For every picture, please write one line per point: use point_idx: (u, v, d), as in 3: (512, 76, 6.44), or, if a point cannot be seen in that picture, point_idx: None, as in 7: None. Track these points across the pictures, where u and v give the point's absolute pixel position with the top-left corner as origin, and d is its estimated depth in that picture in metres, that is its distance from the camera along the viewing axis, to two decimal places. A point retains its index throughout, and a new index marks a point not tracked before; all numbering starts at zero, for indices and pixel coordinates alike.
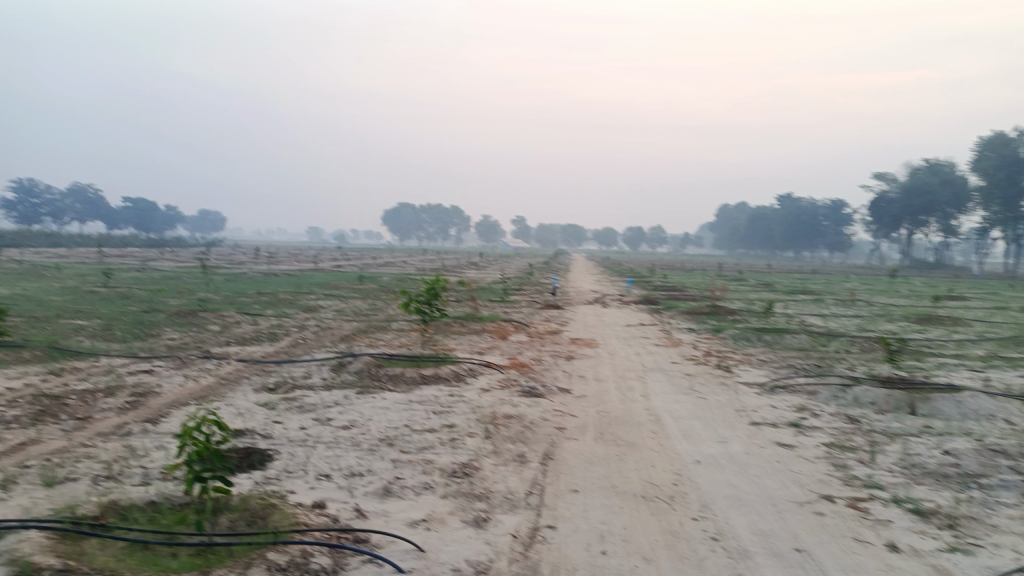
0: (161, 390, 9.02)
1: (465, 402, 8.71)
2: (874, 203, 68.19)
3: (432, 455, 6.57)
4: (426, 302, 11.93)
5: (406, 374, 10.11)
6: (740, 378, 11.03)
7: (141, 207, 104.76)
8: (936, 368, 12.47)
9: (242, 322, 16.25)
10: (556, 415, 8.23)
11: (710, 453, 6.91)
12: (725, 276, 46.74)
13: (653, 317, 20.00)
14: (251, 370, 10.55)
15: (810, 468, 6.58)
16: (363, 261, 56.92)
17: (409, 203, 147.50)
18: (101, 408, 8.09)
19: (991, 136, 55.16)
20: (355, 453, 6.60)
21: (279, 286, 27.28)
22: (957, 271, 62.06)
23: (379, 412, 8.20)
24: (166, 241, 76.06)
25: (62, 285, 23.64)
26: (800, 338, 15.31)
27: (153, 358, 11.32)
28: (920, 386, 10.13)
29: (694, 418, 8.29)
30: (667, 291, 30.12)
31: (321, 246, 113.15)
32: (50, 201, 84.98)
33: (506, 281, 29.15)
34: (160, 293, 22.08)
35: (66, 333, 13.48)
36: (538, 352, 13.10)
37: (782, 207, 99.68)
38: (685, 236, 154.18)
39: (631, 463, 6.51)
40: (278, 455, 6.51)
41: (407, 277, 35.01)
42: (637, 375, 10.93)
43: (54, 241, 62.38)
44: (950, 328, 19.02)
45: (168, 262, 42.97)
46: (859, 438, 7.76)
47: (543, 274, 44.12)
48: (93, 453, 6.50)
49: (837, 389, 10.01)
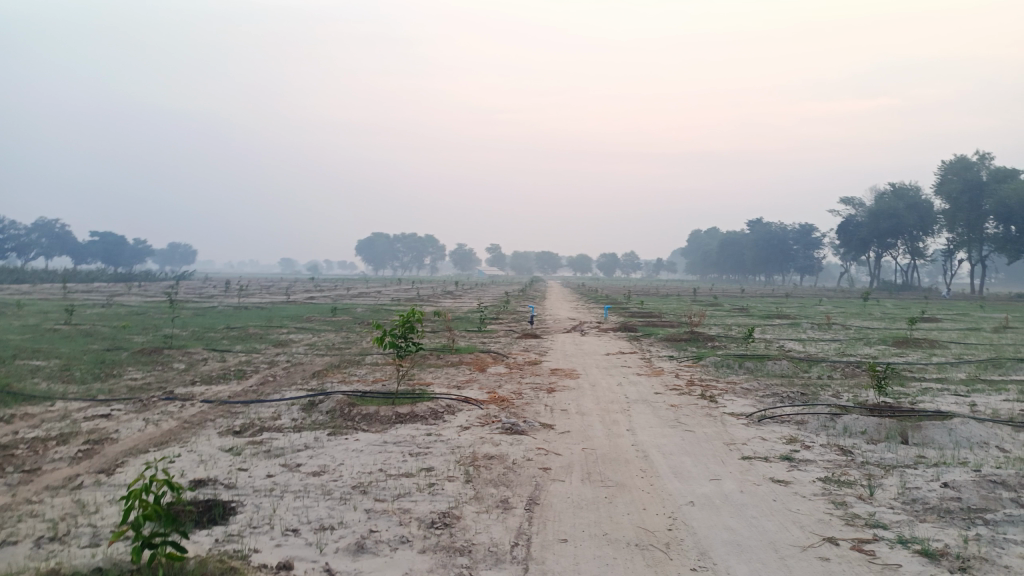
0: (119, 437, 8.46)
1: (443, 442, 8.28)
2: (841, 227, 69.04)
3: (409, 504, 6.14)
4: (401, 335, 11.46)
5: (381, 413, 9.64)
6: (725, 408, 10.72)
7: (109, 241, 103.11)
8: (921, 393, 12.28)
9: (209, 359, 15.65)
10: (539, 454, 7.83)
11: (704, 492, 6.56)
12: (699, 301, 47.09)
13: (632, 345, 19.74)
14: (217, 412, 10.03)
15: (809, 507, 6.24)
16: (336, 292, 56.44)
17: (383, 234, 147.08)
18: (52, 458, 7.52)
19: (953, 160, 56.36)
20: (325, 503, 6.14)
21: (249, 319, 26.67)
22: (926, 292, 62.97)
23: (352, 455, 7.74)
24: (134, 275, 74.77)
25: (21, 323, 22.84)
26: (782, 365, 15.09)
27: (112, 400, 10.73)
28: (909, 414, 9.89)
29: (684, 454, 7.93)
30: (644, 318, 29.89)
31: (293, 278, 111.85)
32: (15, 237, 83.16)
33: (482, 311, 28.86)
34: (124, 330, 21.35)
35: (21, 375, 12.80)
36: (517, 384, 12.71)
37: (753, 232, 100.81)
38: (659, 262, 155.64)
39: (621, 506, 6.12)
40: (242, 507, 6.04)
41: (382, 308, 34.59)
42: (622, 408, 10.55)
43: (18, 278, 60.82)
44: (928, 351, 18.98)
45: (135, 296, 42.03)
46: (854, 471, 7.46)
47: (519, 302, 43.86)
48: (38, 510, 5.96)
49: (826, 419, 9.75)
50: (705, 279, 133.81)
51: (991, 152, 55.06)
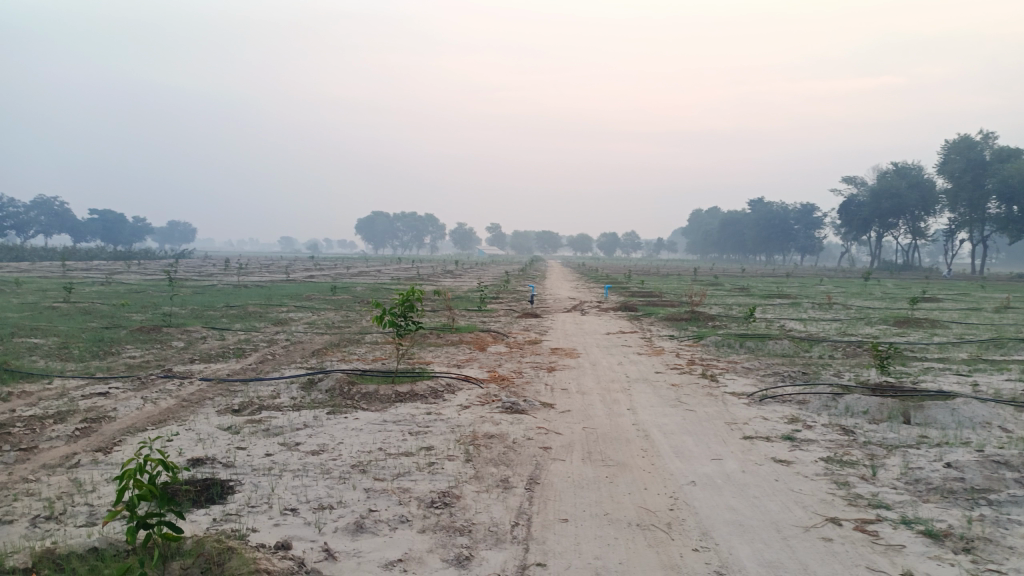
0: (117, 415, 8.41)
1: (443, 421, 8.23)
2: (843, 207, 68.79)
3: (408, 483, 6.09)
4: (401, 314, 11.37)
5: (380, 392, 9.58)
6: (727, 387, 10.67)
7: (108, 219, 102.87)
8: (923, 373, 12.22)
9: (209, 338, 15.60)
10: (539, 433, 7.77)
11: (705, 472, 6.51)
12: (700, 281, 46.94)
13: (633, 324, 19.66)
14: (216, 390, 9.99)
15: (811, 487, 6.19)
16: (336, 271, 56.32)
17: (383, 213, 146.74)
18: (49, 437, 7.47)
19: (957, 140, 55.94)
20: (324, 483, 6.09)
21: (249, 298, 26.61)
22: (927, 272, 62.91)
23: (351, 434, 7.68)
24: (133, 253, 74.51)
25: (20, 301, 22.79)
26: (784, 344, 15.03)
27: (110, 378, 10.67)
28: (911, 394, 9.85)
29: (685, 433, 7.88)
30: (644, 297, 29.78)
31: (293, 257, 111.65)
32: (15, 215, 82.92)
33: (482, 290, 28.78)
34: (123, 308, 21.28)
35: (19, 353, 12.75)
36: (518, 363, 12.64)
37: (754, 211, 100.49)
38: (659, 241, 155.90)
39: (622, 486, 6.07)
40: (241, 487, 5.99)
41: (382, 287, 34.53)
42: (622, 387, 10.50)
43: (18, 255, 60.79)
44: (929, 331, 18.92)
45: (135, 275, 41.92)
46: (856, 451, 7.41)
47: (519, 281, 43.78)
48: (34, 489, 5.91)
49: (828, 398, 9.70)
50: (705, 258, 133.69)
51: (994, 132, 54.69)
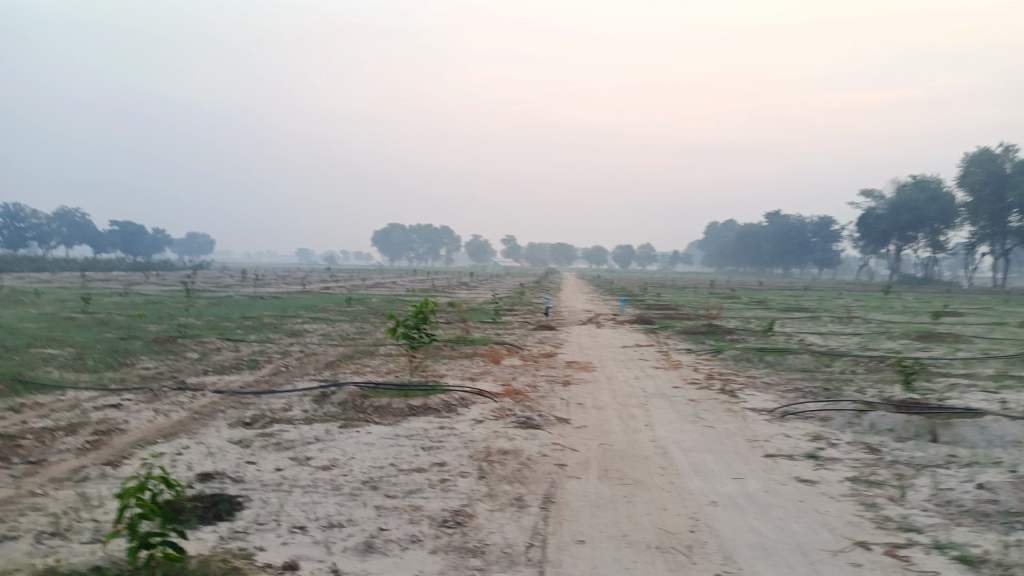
0: (128, 428, 8.33)
1: (456, 436, 8.07)
2: (862, 220, 68.06)
3: (420, 501, 5.93)
4: (415, 326, 11.24)
5: (393, 405, 9.45)
6: (747, 403, 10.43)
7: (128, 231, 103.96)
8: (949, 389, 11.90)
9: (223, 349, 15.56)
10: (555, 449, 7.59)
11: (726, 492, 6.30)
12: (716, 293, 46.56)
13: (649, 337, 19.43)
14: (228, 402, 9.89)
15: (837, 508, 5.97)
16: (351, 282, 56.48)
17: (399, 225, 147.27)
18: (59, 449, 7.38)
19: (977, 152, 55.19)
20: (334, 499, 5.94)
21: (264, 309, 26.64)
22: (948, 285, 61.90)
23: (362, 449, 7.54)
24: (152, 264, 75.05)
25: (38, 312, 22.93)
26: (804, 359, 14.73)
27: (122, 390, 10.61)
28: (938, 411, 9.56)
29: (704, 451, 7.67)
30: (661, 310, 29.49)
31: (310, 269, 112.19)
32: (36, 226, 83.99)
33: (496, 301, 28.66)
34: (139, 319, 21.33)
35: (33, 364, 12.73)
36: (533, 376, 12.46)
37: (771, 224, 99.78)
38: (676, 254, 155.46)
39: (640, 505, 5.88)
40: (249, 503, 5.86)
41: (397, 299, 34.52)
42: (639, 402, 10.29)
43: (38, 266, 61.51)
44: (953, 346, 18.50)
45: (152, 286, 42.23)
46: (883, 470, 7.16)
47: (534, 293, 43.70)
48: (40, 503, 5.81)
49: (852, 415, 9.44)
50: (722, 271, 132.71)
51: (1016, 144, 53.95)
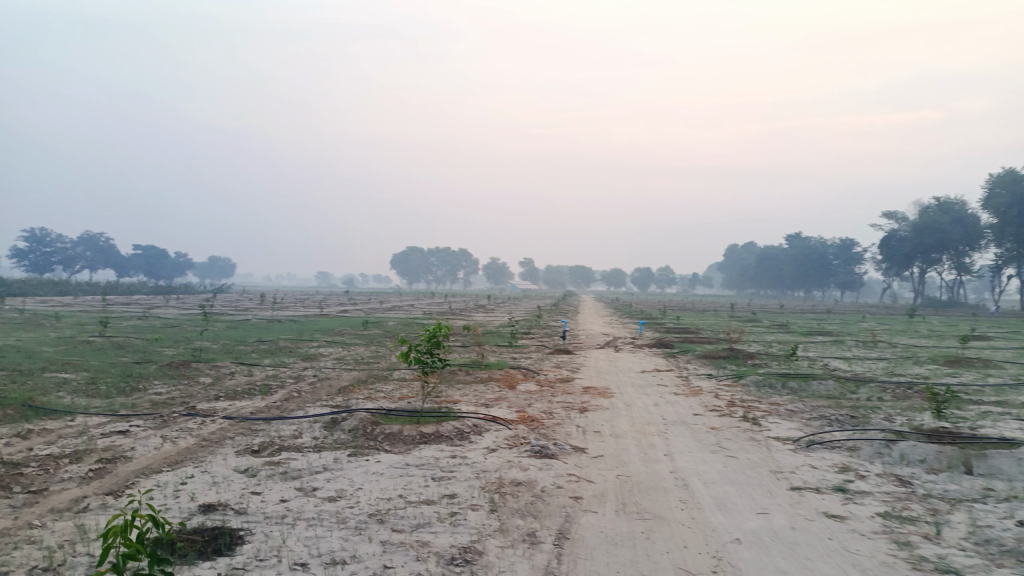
0: (133, 455, 8.16)
1: (468, 466, 7.82)
2: (884, 242, 67.27)
3: (428, 536, 5.67)
4: (427, 351, 11.01)
5: (404, 433, 9.20)
6: (770, 431, 10.06)
7: (151, 254, 105.41)
8: (981, 417, 11.43)
9: (237, 374, 15.43)
10: (570, 480, 7.31)
11: (751, 528, 5.98)
12: (737, 317, 46.00)
13: (668, 362, 19.06)
14: (237, 429, 9.72)
15: (869, 547, 5.62)
16: (369, 306, 56.49)
17: (418, 249, 147.87)
18: (61, 478, 7.23)
19: (1002, 173, 54.25)
20: (339, 534, 5.70)
21: (281, 332, 26.59)
22: (974, 308, 60.67)
23: (371, 479, 7.31)
24: (174, 288, 75.69)
25: (58, 335, 23.08)
26: (829, 385, 14.31)
27: (132, 416, 10.46)
28: (972, 441, 9.13)
29: (727, 483, 7.34)
30: (680, 333, 29.07)
31: (330, 291, 112.84)
32: (62, 250, 85.33)
33: (513, 324, 28.44)
34: (156, 342, 21.34)
35: (46, 388, 12.66)
36: (548, 403, 12.17)
37: (791, 246, 98.81)
38: (695, 276, 154.35)
39: (659, 543, 5.58)
40: (251, 537, 5.64)
41: (414, 322, 34.42)
42: (658, 430, 9.96)
43: (62, 289, 62.36)
44: (983, 371, 17.92)
45: (172, 309, 42.60)
46: (917, 505, 6.79)
47: (552, 316, 43.43)
48: (36, 536, 5.62)
49: (880, 445, 9.06)
50: (741, 294, 131.57)
51: None
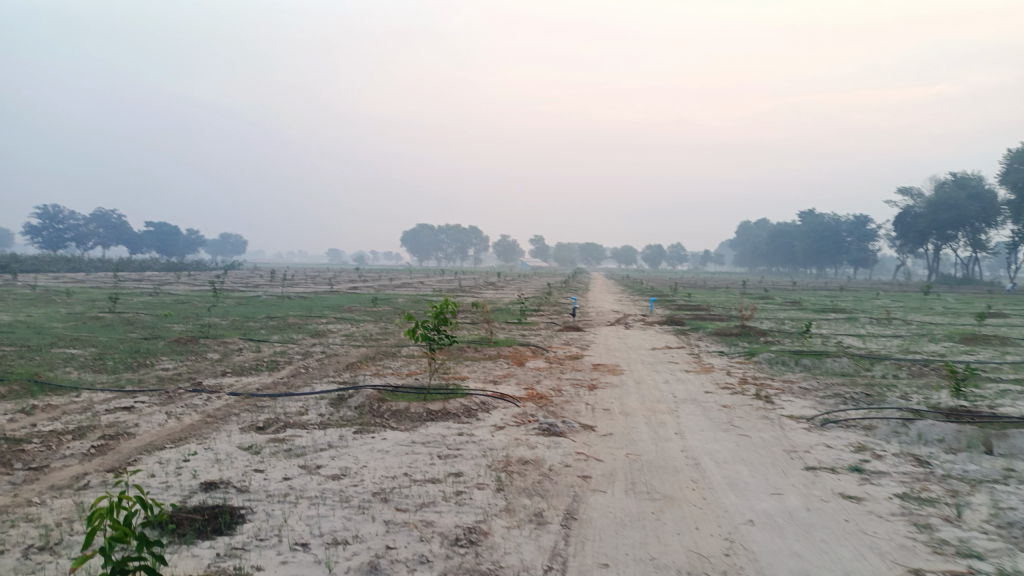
0: (137, 432, 8.07)
1: (475, 444, 7.67)
2: (898, 219, 66.33)
3: (432, 516, 5.53)
4: (434, 328, 10.83)
5: (411, 410, 9.07)
6: (784, 410, 9.87)
7: (163, 231, 105.76)
8: (1000, 396, 11.18)
9: (244, 350, 15.35)
10: (579, 459, 7.15)
11: (765, 510, 5.80)
12: (748, 294, 45.70)
13: (679, 339, 18.84)
14: (243, 405, 9.63)
15: (887, 530, 5.44)
16: (379, 282, 56.58)
17: (428, 226, 147.75)
18: (63, 454, 7.14)
19: (1020, 148, 53.28)
20: (342, 513, 5.58)
21: (290, 309, 26.58)
22: (990, 285, 59.95)
23: (376, 457, 7.17)
24: (185, 265, 75.62)
25: (68, 311, 23.09)
26: (843, 362, 14.08)
27: (137, 391, 10.40)
28: (991, 420, 8.90)
29: (740, 462, 7.16)
30: (691, 311, 28.81)
31: (341, 268, 112.96)
32: (75, 227, 85.72)
33: (523, 302, 28.29)
34: (165, 318, 21.36)
35: (53, 364, 12.63)
36: (558, 380, 12.00)
37: (804, 223, 97.87)
38: (707, 253, 153.61)
39: (670, 524, 5.42)
40: (252, 516, 5.52)
41: (423, 298, 34.34)
42: (669, 408, 9.79)
43: (74, 266, 62.63)
44: (1000, 349, 17.62)
45: (182, 285, 42.66)
46: (935, 486, 6.60)
47: (562, 293, 43.30)
48: (34, 514, 5.52)
49: (897, 424, 8.84)
50: (753, 271, 130.50)
51: None
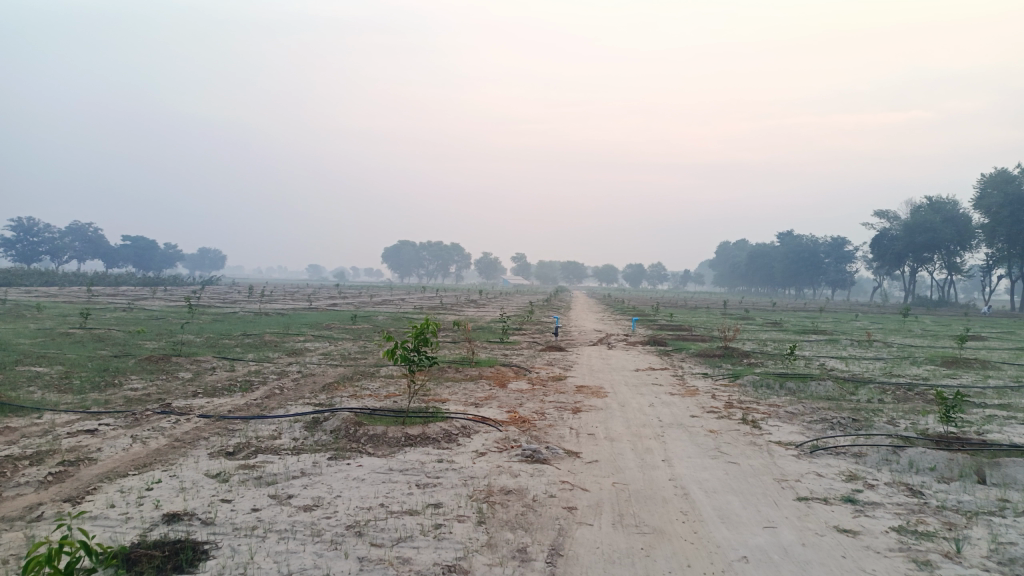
0: (99, 457, 7.66)
1: (455, 472, 7.36)
2: (875, 241, 67.04)
3: (410, 552, 5.22)
4: (414, 348, 10.48)
5: (389, 434, 8.73)
6: (772, 435, 9.63)
7: (141, 245, 104.49)
8: (987, 422, 11.03)
9: (218, 369, 14.88)
10: (563, 489, 6.87)
11: (758, 545, 5.54)
12: (730, 314, 45.78)
13: (663, 360, 18.62)
14: (213, 429, 9.23)
15: (886, 567, 5.21)
16: (360, 300, 55.96)
17: (409, 242, 147.10)
18: (17, 482, 6.71)
19: (994, 173, 54.06)
20: (313, 549, 5.24)
21: (268, 326, 26.08)
22: (966, 308, 60.60)
23: (351, 486, 6.83)
24: (162, 279, 74.35)
25: (37, 326, 22.43)
26: (828, 385, 13.92)
27: (102, 413, 9.95)
28: (982, 447, 8.73)
29: (730, 493, 6.90)
30: (673, 331, 28.66)
31: (321, 284, 112.06)
32: (50, 240, 84.32)
33: (505, 321, 28.07)
34: (138, 335, 20.80)
35: (16, 383, 12.13)
36: (541, 403, 11.70)
37: (783, 244, 98.74)
38: (687, 273, 154.57)
39: (661, 562, 5.14)
40: (216, 551, 5.16)
41: (403, 316, 33.93)
42: (655, 433, 9.53)
43: (48, 280, 61.28)
44: (981, 373, 17.57)
45: (158, 301, 41.84)
46: (931, 518, 6.38)
47: (543, 312, 42.99)
48: None
49: (887, 452, 8.65)
50: (732, 292, 131.21)
51: None
